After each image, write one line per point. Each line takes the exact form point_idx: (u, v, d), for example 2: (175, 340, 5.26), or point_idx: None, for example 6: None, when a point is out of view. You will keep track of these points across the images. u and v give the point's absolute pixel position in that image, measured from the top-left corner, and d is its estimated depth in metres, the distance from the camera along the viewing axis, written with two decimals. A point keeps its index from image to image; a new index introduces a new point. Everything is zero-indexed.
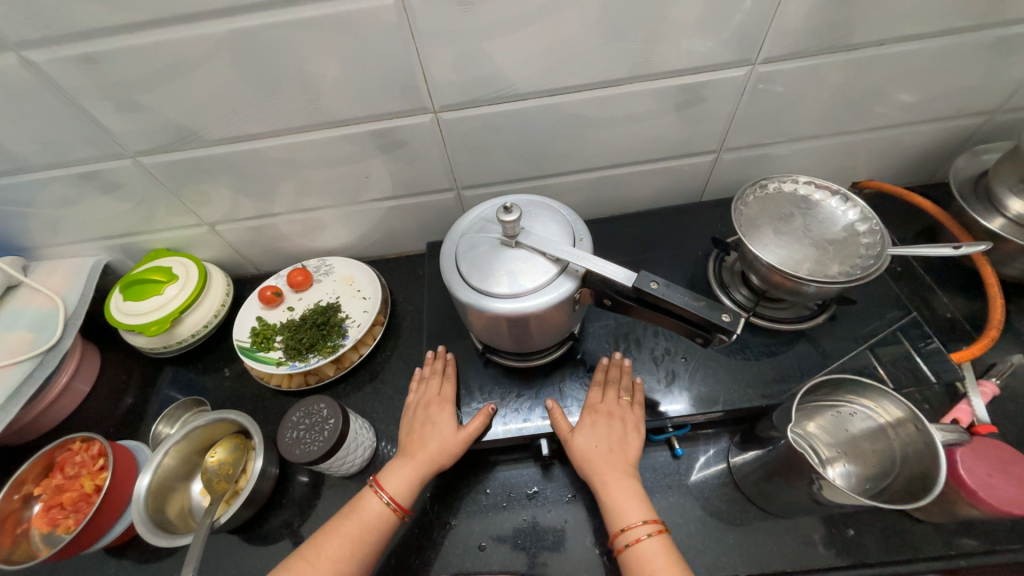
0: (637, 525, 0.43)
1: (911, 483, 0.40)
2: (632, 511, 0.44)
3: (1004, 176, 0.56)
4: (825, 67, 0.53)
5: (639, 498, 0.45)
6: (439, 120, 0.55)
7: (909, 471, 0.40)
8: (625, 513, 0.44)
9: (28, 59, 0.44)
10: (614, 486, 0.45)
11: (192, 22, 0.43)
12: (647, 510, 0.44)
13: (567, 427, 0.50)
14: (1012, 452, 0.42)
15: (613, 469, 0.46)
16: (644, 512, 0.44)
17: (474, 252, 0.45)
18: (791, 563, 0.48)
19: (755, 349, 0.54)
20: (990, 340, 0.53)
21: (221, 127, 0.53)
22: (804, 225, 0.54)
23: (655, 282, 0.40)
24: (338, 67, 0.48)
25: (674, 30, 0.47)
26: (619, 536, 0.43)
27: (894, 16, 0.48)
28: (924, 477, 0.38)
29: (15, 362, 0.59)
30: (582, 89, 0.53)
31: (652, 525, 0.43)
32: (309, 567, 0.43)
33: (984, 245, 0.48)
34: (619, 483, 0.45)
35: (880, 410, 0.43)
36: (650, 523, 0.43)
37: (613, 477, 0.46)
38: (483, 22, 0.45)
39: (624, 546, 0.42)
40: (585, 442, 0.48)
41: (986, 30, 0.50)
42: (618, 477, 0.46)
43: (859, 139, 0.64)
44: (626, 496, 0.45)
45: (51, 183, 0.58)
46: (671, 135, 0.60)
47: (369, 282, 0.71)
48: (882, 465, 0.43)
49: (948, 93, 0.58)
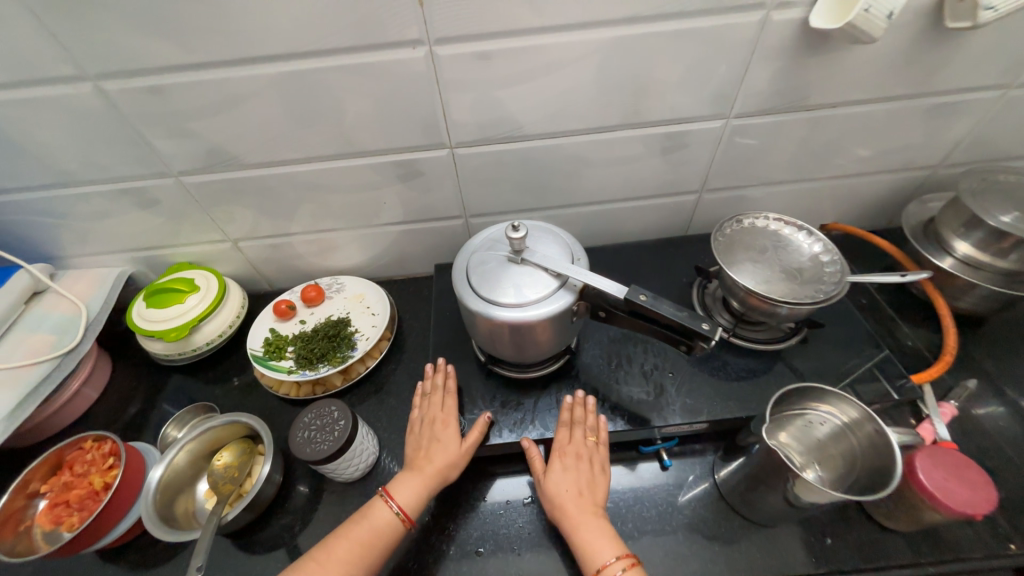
0: (610, 563, 0.45)
1: (875, 476, 0.44)
2: (605, 549, 0.46)
3: (949, 221, 0.65)
4: (788, 123, 0.62)
5: (610, 536, 0.48)
6: (454, 155, 0.62)
7: (873, 465, 0.44)
8: (598, 552, 0.46)
9: (102, 88, 0.51)
10: (587, 528, 0.48)
11: (250, 63, 0.50)
12: (619, 546, 0.47)
13: (541, 468, 0.53)
14: (963, 458, 0.46)
15: (584, 512, 0.49)
16: (616, 549, 0.46)
17: (483, 267, 0.51)
18: (773, 569, 0.50)
19: (735, 368, 0.59)
20: (946, 364, 0.59)
21: (260, 153, 0.59)
22: (776, 256, 0.60)
23: (644, 295, 0.45)
24: (371, 106, 0.55)
25: (660, 87, 0.56)
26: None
27: (844, 84, 0.57)
28: (885, 466, 0.42)
29: (35, 363, 0.62)
30: (581, 133, 0.61)
31: (624, 560, 0.45)
32: (320, 567, 0.45)
33: (925, 273, 0.56)
34: (591, 524, 0.48)
35: (839, 413, 0.48)
36: (622, 558, 0.45)
37: (585, 519, 0.48)
38: (499, 75, 0.53)
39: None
40: (556, 487, 0.51)
41: (920, 98, 0.60)
42: (589, 519, 0.48)
43: (823, 185, 0.72)
44: (599, 535, 0.47)
45: (94, 197, 0.63)
46: (659, 175, 0.68)
47: (379, 300, 0.75)
48: (847, 465, 0.48)
49: (897, 148, 0.67)
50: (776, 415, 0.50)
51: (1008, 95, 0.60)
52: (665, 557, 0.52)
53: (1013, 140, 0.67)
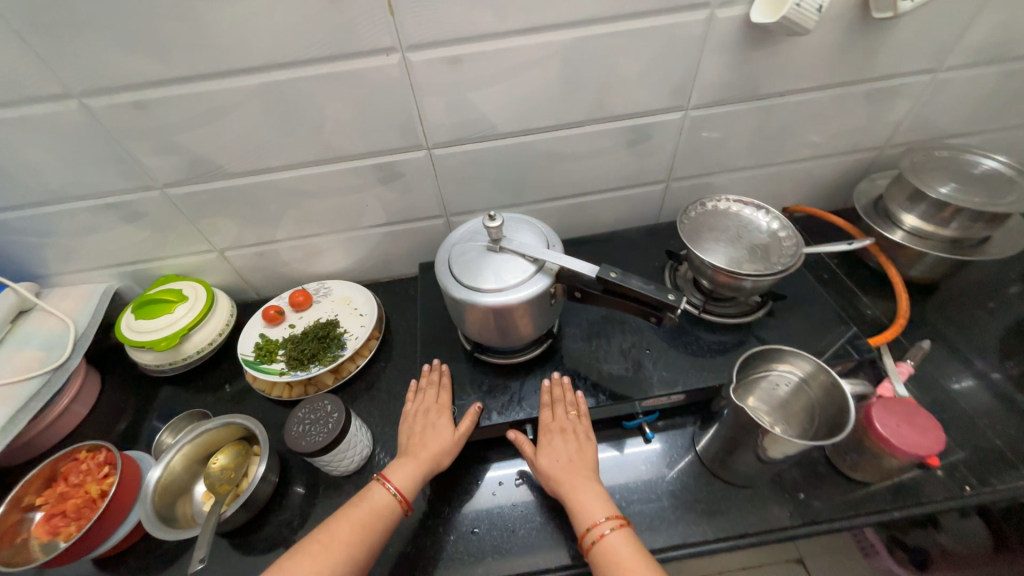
0: (600, 522, 0.47)
1: (834, 418, 0.51)
2: (596, 510, 0.49)
3: (896, 197, 0.70)
4: (742, 112, 0.66)
5: (602, 498, 0.50)
6: (431, 156, 0.65)
7: (831, 409, 0.52)
8: (590, 512, 0.49)
9: (87, 105, 0.53)
10: (579, 492, 0.50)
11: (231, 76, 0.52)
12: (609, 507, 0.49)
13: (531, 450, 0.56)
14: (911, 405, 0.53)
15: (576, 478, 0.52)
16: (607, 510, 0.49)
17: (464, 257, 0.53)
18: (752, 526, 0.54)
19: (707, 342, 0.63)
20: (899, 328, 0.64)
21: (244, 162, 0.61)
22: (739, 235, 0.64)
23: (614, 272, 0.49)
24: (350, 112, 0.58)
25: (621, 83, 0.60)
26: (586, 535, 0.47)
27: (789, 74, 0.62)
28: (841, 408, 0.49)
29: (25, 379, 0.62)
30: (550, 130, 0.64)
31: (614, 520, 0.47)
32: (324, 549, 0.46)
33: (867, 240, 0.61)
34: (583, 488, 0.51)
35: (797, 370, 0.55)
36: (612, 518, 0.48)
37: (580, 481, 0.51)
38: (470, 78, 0.57)
39: (592, 543, 0.47)
40: (548, 462, 0.54)
41: (859, 84, 0.65)
42: (582, 483, 0.51)
43: (781, 170, 0.77)
44: (591, 498, 0.50)
45: (80, 213, 0.64)
46: (627, 167, 0.72)
47: (366, 301, 0.77)
48: (808, 415, 0.55)
49: (844, 131, 0.72)
50: (745, 379, 0.57)
51: (937, 79, 0.66)
52: (651, 522, 0.55)
53: (947, 120, 0.73)
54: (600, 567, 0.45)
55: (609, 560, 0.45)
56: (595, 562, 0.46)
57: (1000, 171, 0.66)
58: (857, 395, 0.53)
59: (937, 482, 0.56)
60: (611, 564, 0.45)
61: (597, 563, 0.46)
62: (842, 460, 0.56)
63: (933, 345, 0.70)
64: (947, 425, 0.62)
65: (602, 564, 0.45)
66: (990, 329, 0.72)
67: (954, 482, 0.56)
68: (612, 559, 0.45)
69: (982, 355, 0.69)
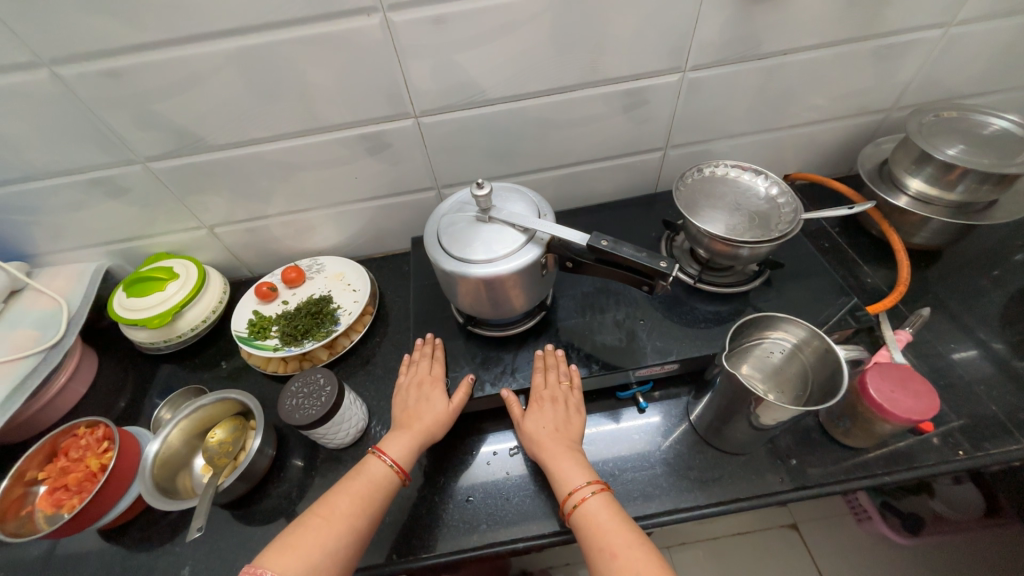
0: (581, 487, 0.48)
1: (827, 384, 0.51)
2: (577, 476, 0.49)
3: (901, 161, 0.67)
4: (744, 73, 0.63)
5: (583, 465, 0.51)
6: (420, 124, 0.63)
7: (823, 376, 0.52)
8: (571, 479, 0.49)
9: (58, 74, 0.51)
10: (561, 459, 0.51)
11: (206, 40, 0.50)
12: (591, 473, 0.50)
13: (519, 413, 0.56)
14: (908, 371, 0.53)
15: (558, 446, 0.52)
16: (587, 475, 0.49)
17: (454, 228, 0.52)
18: (746, 491, 0.54)
19: (703, 312, 0.63)
20: (899, 297, 0.63)
21: (226, 134, 0.60)
22: (736, 202, 0.63)
23: (606, 240, 0.48)
24: (332, 77, 0.56)
25: (615, 44, 0.57)
26: (567, 500, 0.48)
27: (793, 29, 0.59)
28: (835, 376, 0.50)
29: (21, 357, 0.62)
30: (542, 95, 0.62)
31: (595, 485, 0.48)
32: (325, 522, 0.45)
33: (871, 203, 0.59)
34: (564, 454, 0.51)
35: (790, 338, 0.56)
36: (593, 484, 0.48)
37: (561, 450, 0.52)
38: (456, 38, 0.54)
39: (573, 507, 0.47)
40: (534, 427, 0.54)
41: (866, 41, 0.62)
42: (564, 451, 0.52)
43: (783, 135, 0.75)
44: (572, 465, 0.50)
45: (62, 189, 0.62)
46: (623, 133, 0.70)
47: (359, 276, 0.77)
48: (801, 381, 0.56)
49: (849, 93, 0.69)
50: (737, 347, 0.58)
51: (949, 34, 0.63)
52: (644, 489, 0.56)
53: (957, 79, 0.70)
54: (580, 531, 0.46)
55: (590, 523, 0.45)
56: (575, 526, 0.46)
57: (1010, 131, 0.64)
58: (851, 361, 0.53)
59: (933, 446, 0.56)
60: (591, 527, 0.45)
61: (579, 526, 0.46)
62: (835, 427, 0.56)
63: (933, 314, 0.69)
64: (944, 393, 0.61)
65: (583, 528, 0.46)
66: (993, 297, 0.71)
67: (947, 447, 0.56)
68: (592, 522, 0.45)
69: (982, 322, 0.68)
